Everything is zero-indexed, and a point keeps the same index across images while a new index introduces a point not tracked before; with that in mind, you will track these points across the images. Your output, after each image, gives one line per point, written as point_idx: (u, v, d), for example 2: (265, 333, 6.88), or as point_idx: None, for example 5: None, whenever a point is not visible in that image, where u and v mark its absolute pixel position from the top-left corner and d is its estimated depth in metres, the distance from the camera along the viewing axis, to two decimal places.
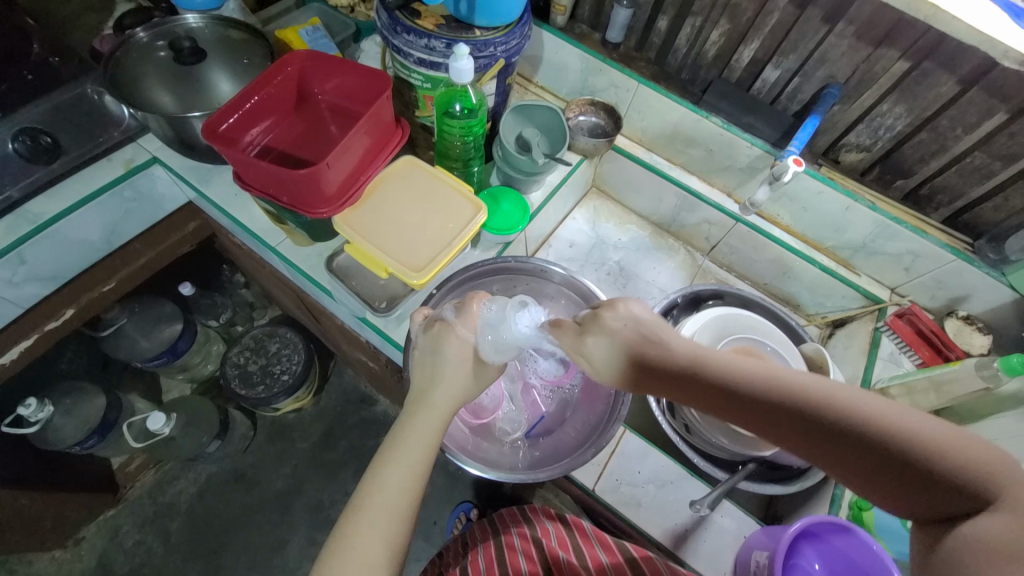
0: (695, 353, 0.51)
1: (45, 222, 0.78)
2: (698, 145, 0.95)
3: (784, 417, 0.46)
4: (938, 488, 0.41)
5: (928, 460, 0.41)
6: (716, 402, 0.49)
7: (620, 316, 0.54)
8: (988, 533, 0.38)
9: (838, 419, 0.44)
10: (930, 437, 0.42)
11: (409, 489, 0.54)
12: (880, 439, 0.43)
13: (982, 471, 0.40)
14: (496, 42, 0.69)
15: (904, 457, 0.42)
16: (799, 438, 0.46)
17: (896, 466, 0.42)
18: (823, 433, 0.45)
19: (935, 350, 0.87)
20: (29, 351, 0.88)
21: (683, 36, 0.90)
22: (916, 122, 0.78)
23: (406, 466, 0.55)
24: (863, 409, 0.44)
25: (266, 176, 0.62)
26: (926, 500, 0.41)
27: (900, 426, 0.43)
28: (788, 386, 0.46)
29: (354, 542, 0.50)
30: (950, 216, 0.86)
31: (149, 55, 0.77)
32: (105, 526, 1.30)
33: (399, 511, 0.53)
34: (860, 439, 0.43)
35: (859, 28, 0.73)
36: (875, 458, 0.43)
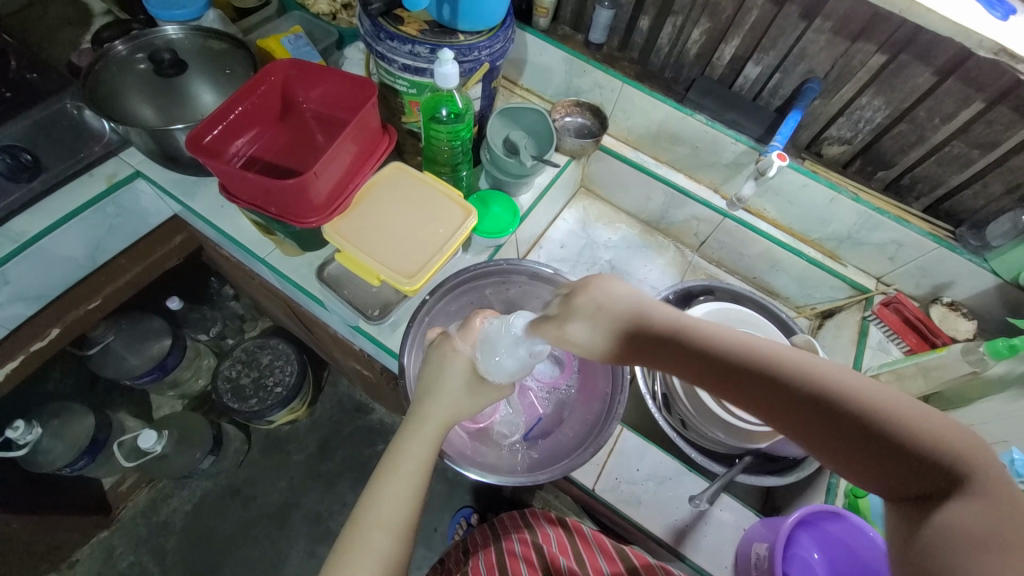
0: (675, 320, 0.49)
1: (28, 241, 0.76)
2: (684, 142, 0.96)
3: (761, 385, 0.44)
4: (912, 469, 0.39)
5: (902, 437, 0.39)
6: (692, 367, 0.47)
7: (600, 291, 0.53)
8: (962, 522, 0.35)
9: (817, 390, 0.42)
10: (910, 417, 0.39)
11: (407, 503, 0.55)
12: (855, 414, 0.40)
13: (962, 457, 0.38)
14: (481, 46, 0.69)
15: (879, 435, 0.40)
16: (771, 408, 0.44)
17: (871, 444, 0.40)
18: (796, 402, 0.42)
19: (922, 338, 0.89)
20: (14, 372, 0.86)
21: (665, 35, 0.90)
22: (895, 114, 0.79)
23: (403, 481, 0.56)
24: (841, 383, 0.41)
25: (253, 187, 0.62)
26: (901, 482, 0.39)
27: (878, 402, 0.40)
28: (765, 355, 0.44)
29: (354, 555, 0.52)
30: (931, 205, 0.87)
31: (129, 68, 0.76)
32: (99, 548, 1.27)
33: (395, 525, 0.54)
34: (836, 414, 0.41)
35: (836, 23, 0.74)
36: (849, 434, 0.40)
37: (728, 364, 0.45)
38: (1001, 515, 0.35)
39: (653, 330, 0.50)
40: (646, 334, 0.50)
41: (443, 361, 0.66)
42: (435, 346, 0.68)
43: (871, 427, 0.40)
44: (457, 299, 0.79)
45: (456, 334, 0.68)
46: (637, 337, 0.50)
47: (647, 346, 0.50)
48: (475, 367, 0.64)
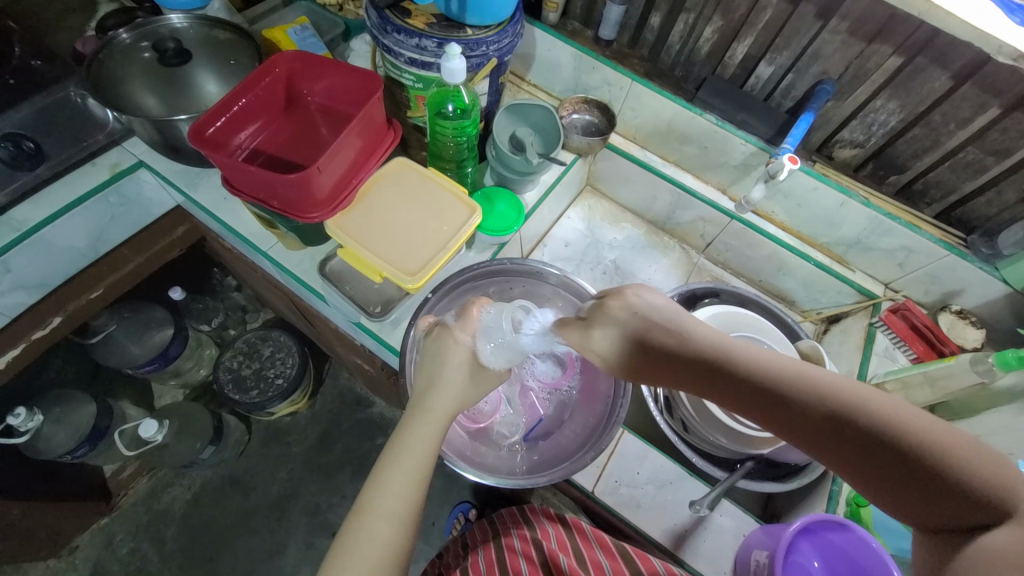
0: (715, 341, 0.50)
1: (29, 230, 0.75)
2: (692, 142, 0.95)
3: (800, 411, 0.45)
4: (950, 494, 0.40)
5: (939, 462, 0.41)
6: (731, 392, 0.49)
7: (634, 304, 0.52)
8: (999, 546, 0.37)
9: (858, 416, 0.43)
10: (949, 446, 0.41)
11: (411, 494, 0.54)
12: (896, 440, 0.42)
13: (1000, 484, 0.39)
14: (489, 41, 0.68)
15: (921, 462, 0.41)
16: (811, 435, 0.45)
17: (911, 470, 0.41)
18: (837, 429, 0.44)
19: (929, 346, 0.87)
20: (16, 360, 0.86)
21: (676, 33, 0.89)
22: (910, 117, 0.78)
23: (407, 470, 0.54)
24: (880, 408, 0.43)
25: (256, 180, 0.61)
26: (939, 506, 0.40)
27: (915, 430, 0.42)
28: (808, 381, 0.46)
29: (357, 548, 0.50)
30: (943, 211, 0.86)
31: (133, 56, 0.75)
32: (99, 534, 1.28)
33: (398, 515, 0.52)
34: (877, 440, 0.43)
35: (852, 23, 0.73)
36: (889, 460, 0.42)
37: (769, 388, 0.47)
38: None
39: (690, 350, 0.50)
40: (683, 354, 0.50)
41: (442, 353, 0.63)
42: (433, 339, 0.65)
43: (911, 452, 0.41)
44: (460, 297, 0.79)
45: (451, 325, 0.65)
46: (674, 357, 0.51)
47: (682, 367, 0.51)
48: (476, 361, 0.63)
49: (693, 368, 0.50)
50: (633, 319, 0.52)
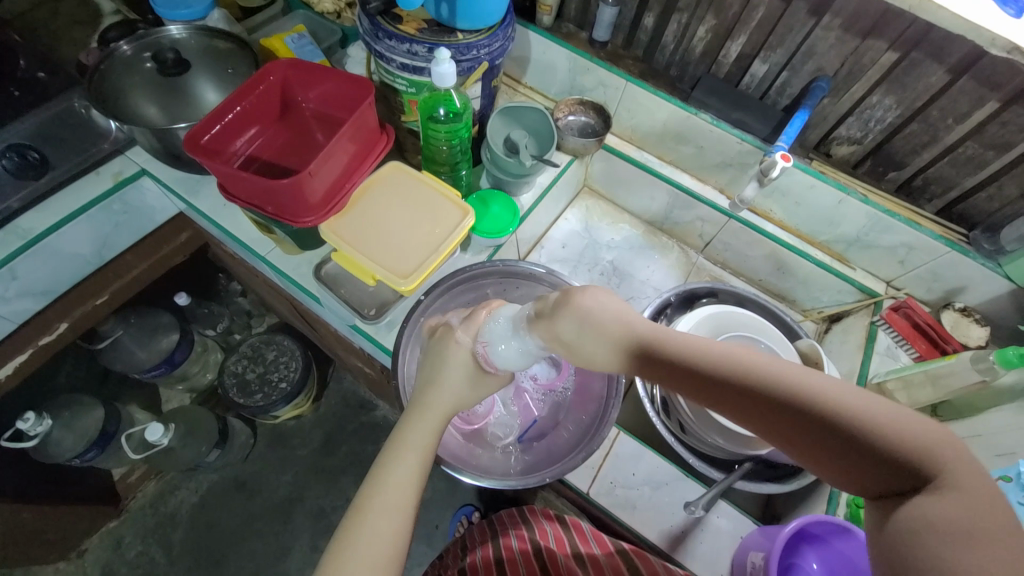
0: (654, 335, 0.49)
1: (35, 237, 0.78)
2: (689, 142, 0.95)
3: (741, 398, 0.44)
4: (889, 467, 0.39)
5: (875, 438, 0.39)
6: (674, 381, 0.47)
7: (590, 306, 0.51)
8: (931, 518, 0.36)
9: (797, 400, 0.41)
10: (884, 419, 0.39)
11: (413, 484, 0.55)
12: (835, 418, 0.40)
13: (937, 452, 0.38)
14: (480, 45, 0.69)
15: (862, 440, 0.39)
16: (757, 419, 0.43)
17: (854, 448, 0.40)
18: (775, 415, 0.42)
19: (932, 344, 0.86)
20: (23, 365, 0.88)
21: (670, 33, 0.89)
22: (907, 113, 0.77)
23: (407, 462, 0.56)
24: (820, 389, 0.41)
25: (250, 186, 0.62)
26: (880, 480, 0.39)
27: (850, 406, 0.40)
28: (751, 367, 0.43)
29: (360, 539, 0.50)
30: (944, 207, 0.85)
31: (135, 67, 0.77)
32: (108, 537, 1.30)
33: (399, 503, 0.53)
34: (816, 418, 0.41)
35: (846, 20, 0.72)
36: (832, 439, 0.40)
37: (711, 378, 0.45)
38: (969, 507, 0.36)
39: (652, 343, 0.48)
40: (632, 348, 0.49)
41: (444, 355, 0.65)
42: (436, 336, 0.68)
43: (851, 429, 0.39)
44: (454, 298, 0.79)
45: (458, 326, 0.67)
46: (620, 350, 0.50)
47: (629, 358, 0.50)
48: (474, 362, 0.63)
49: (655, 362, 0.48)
50: (585, 317, 0.51)
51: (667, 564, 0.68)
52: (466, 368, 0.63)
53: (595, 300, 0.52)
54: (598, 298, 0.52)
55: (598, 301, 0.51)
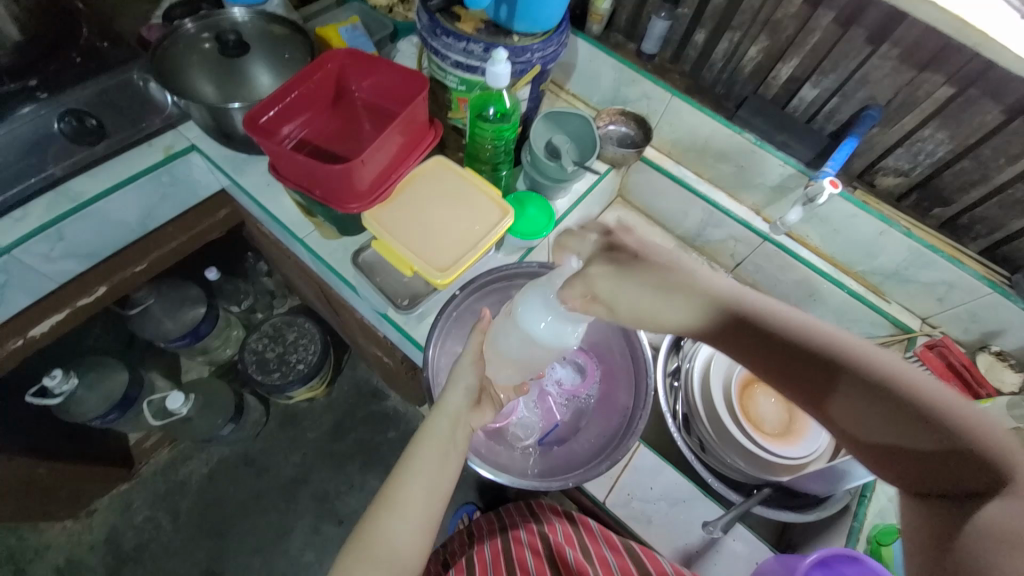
0: (730, 293, 0.51)
1: (84, 201, 0.80)
2: (729, 160, 0.94)
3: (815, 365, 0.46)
4: (959, 461, 0.39)
5: (939, 426, 0.41)
6: (747, 342, 0.49)
7: (635, 251, 0.54)
8: (996, 518, 0.36)
9: (867, 374, 0.44)
10: (951, 410, 0.41)
11: (429, 494, 0.59)
12: (904, 399, 0.42)
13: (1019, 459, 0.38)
14: (534, 49, 0.70)
15: (931, 424, 0.41)
16: (822, 394, 0.46)
17: (924, 434, 0.41)
18: (847, 389, 0.45)
19: (964, 386, 0.84)
20: (59, 325, 0.91)
21: (720, 51, 0.89)
22: (959, 149, 0.76)
23: (413, 483, 0.59)
24: (897, 373, 0.44)
25: (301, 168, 0.63)
26: (942, 475, 0.40)
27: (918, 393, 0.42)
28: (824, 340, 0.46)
29: (377, 540, 0.55)
30: (988, 248, 0.83)
31: (195, 46, 0.79)
32: (117, 499, 1.33)
33: (407, 524, 0.56)
34: (887, 400, 0.43)
35: (904, 50, 0.71)
36: (899, 421, 0.42)
37: (779, 344, 0.47)
38: None
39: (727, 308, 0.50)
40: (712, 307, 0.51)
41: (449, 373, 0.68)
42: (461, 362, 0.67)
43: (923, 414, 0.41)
44: (485, 297, 0.79)
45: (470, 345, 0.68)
46: (695, 309, 0.51)
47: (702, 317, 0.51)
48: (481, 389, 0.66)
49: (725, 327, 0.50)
50: (635, 264, 0.53)
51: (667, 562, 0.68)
52: (468, 392, 0.65)
53: (666, 259, 0.53)
54: (655, 253, 0.54)
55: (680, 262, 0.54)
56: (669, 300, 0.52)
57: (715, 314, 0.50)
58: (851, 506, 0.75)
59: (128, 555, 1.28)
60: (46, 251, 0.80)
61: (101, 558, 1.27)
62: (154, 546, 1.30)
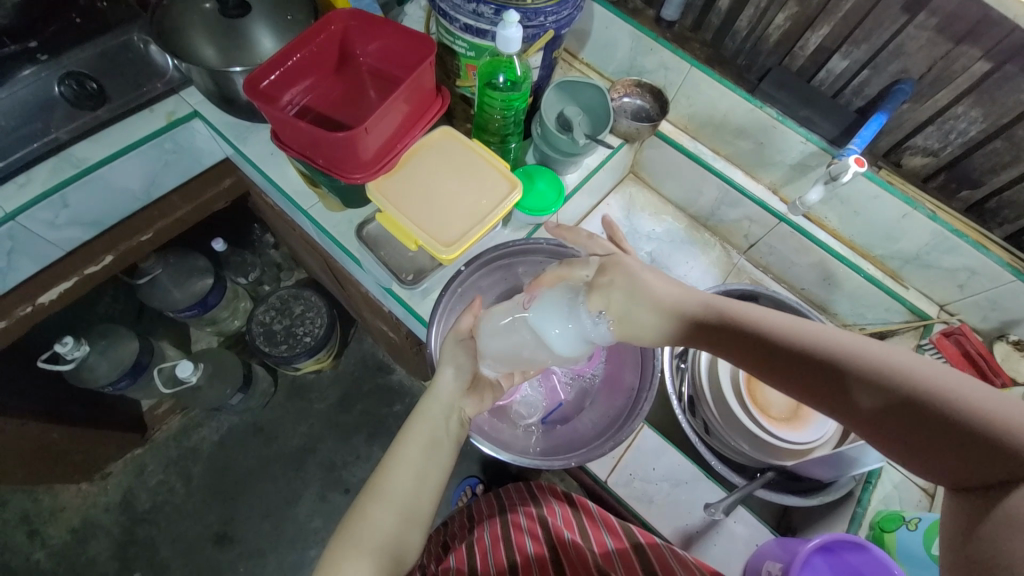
0: (737, 312, 0.54)
1: (88, 167, 0.79)
2: (748, 136, 0.91)
3: (824, 375, 0.48)
4: (980, 452, 0.41)
5: (960, 416, 0.42)
6: (755, 359, 0.52)
7: (637, 275, 0.60)
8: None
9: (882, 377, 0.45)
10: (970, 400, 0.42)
11: (418, 483, 0.60)
12: (921, 396, 0.44)
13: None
14: (547, 12, 0.66)
15: (946, 418, 0.43)
16: (837, 400, 0.48)
17: (946, 432, 0.42)
18: (860, 391, 0.46)
19: (979, 374, 0.82)
20: (67, 293, 0.91)
21: (745, 18, 0.84)
22: (992, 128, 0.72)
23: (404, 471, 0.60)
24: (913, 367, 0.45)
25: (303, 136, 0.62)
26: (968, 471, 0.42)
27: (937, 387, 0.43)
28: (834, 347, 0.48)
29: (365, 526, 0.56)
30: (1014, 233, 0.80)
31: (194, 6, 0.76)
32: (132, 463, 1.37)
33: (396, 512, 0.58)
34: (908, 398, 0.44)
35: (942, 20, 0.66)
36: (914, 416, 0.44)
37: (793, 357, 0.50)
38: None
39: (738, 325, 0.54)
40: (723, 326, 0.54)
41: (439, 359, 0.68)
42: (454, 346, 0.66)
43: (938, 410, 0.43)
44: (489, 275, 0.78)
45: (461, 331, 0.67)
46: (702, 327, 0.56)
47: (709, 335, 0.55)
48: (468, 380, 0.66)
49: (738, 344, 0.53)
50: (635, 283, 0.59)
51: (676, 551, 0.66)
52: (459, 375, 0.65)
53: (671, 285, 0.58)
54: (653, 279, 0.59)
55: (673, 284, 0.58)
56: (669, 321, 0.57)
57: (724, 331, 0.54)
58: (854, 492, 0.75)
59: (143, 516, 1.33)
60: (50, 217, 0.80)
61: (117, 518, 1.32)
62: (167, 508, 1.34)
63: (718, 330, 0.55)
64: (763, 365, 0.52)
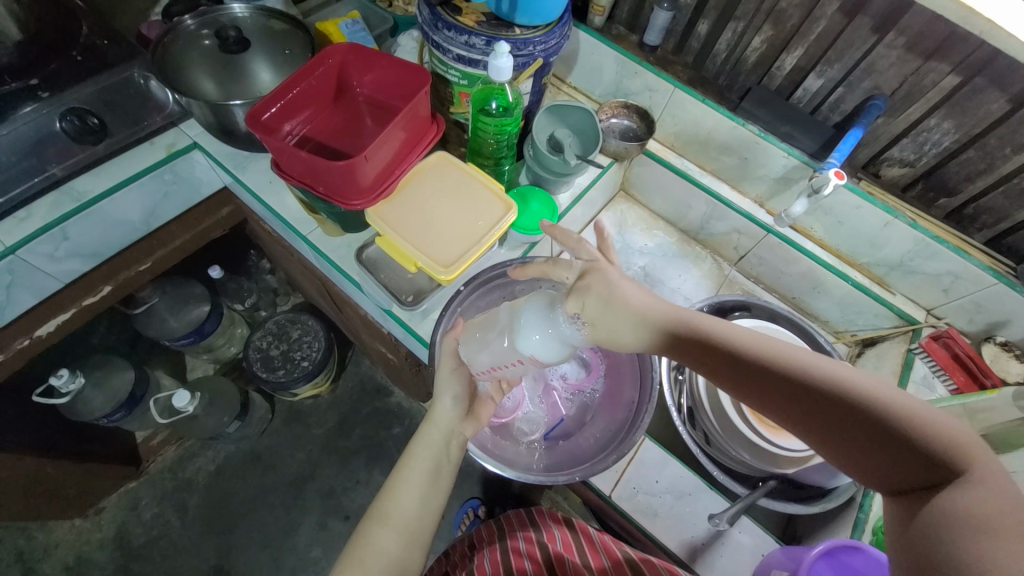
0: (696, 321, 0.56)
1: (89, 200, 0.80)
2: (732, 152, 0.94)
3: (780, 387, 0.50)
4: (910, 459, 0.44)
5: (898, 422, 0.45)
6: (707, 363, 0.54)
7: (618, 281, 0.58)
8: (962, 505, 0.40)
9: (824, 384, 0.48)
10: (907, 408, 0.45)
11: (418, 507, 0.60)
12: (859, 402, 0.46)
13: (963, 450, 0.43)
14: (536, 41, 0.69)
15: (885, 422, 0.45)
16: (782, 403, 0.50)
17: (884, 435, 0.45)
18: (812, 401, 0.48)
19: (970, 376, 0.85)
20: (66, 324, 0.91)
21: (724, 41, 0.88)
22: (965, 138, 0.75)
23: (407, 499, 0.60)
24: (854, 380, 0.48)
25: (305, 166, 0.63)
26: (904, 473, 0.44)
27: (875, 395, 0.46)
28: (781, 355, 0.51)
29: (369, 552, 0.57)
30: (994, 238, 0.83)
31: (194, 43, 0.79)
32: (126, 496, 1.34)
33: (400, 536, 0.58)
34: (848, 404, 0.47)
35: (910, 39, 0.70)
36: (854, 423, 0.46)
37: (743, 363, 0.52)
38: (1000, 499, 0.40)
39: (695, 333, 0.55)
40: (682, 334, 0.55)
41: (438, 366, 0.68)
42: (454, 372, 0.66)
43: (879, 418, 0.45)
44: (487, 294, 0.79)
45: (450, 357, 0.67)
46: (662, 336, 0.56)
47: (671, 343, 0.56)
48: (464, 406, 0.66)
49: (694, 349, 0.54)
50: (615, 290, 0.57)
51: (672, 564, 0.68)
52: (457, 402, 0.65)
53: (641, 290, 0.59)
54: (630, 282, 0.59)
55: (643, 288, 0.59)
56: (637, 327, 0.57)
57: (684, 338, 0.55)
58: (855, 497, 0.75)
59: (138, 551, 1.29)
60: (50, 250, 0.80)
61: (111, 554, 1.28)
62: (163, 542, 1.31)
63: (677, 339, 0.55)
64: (716, 370, 0.53)
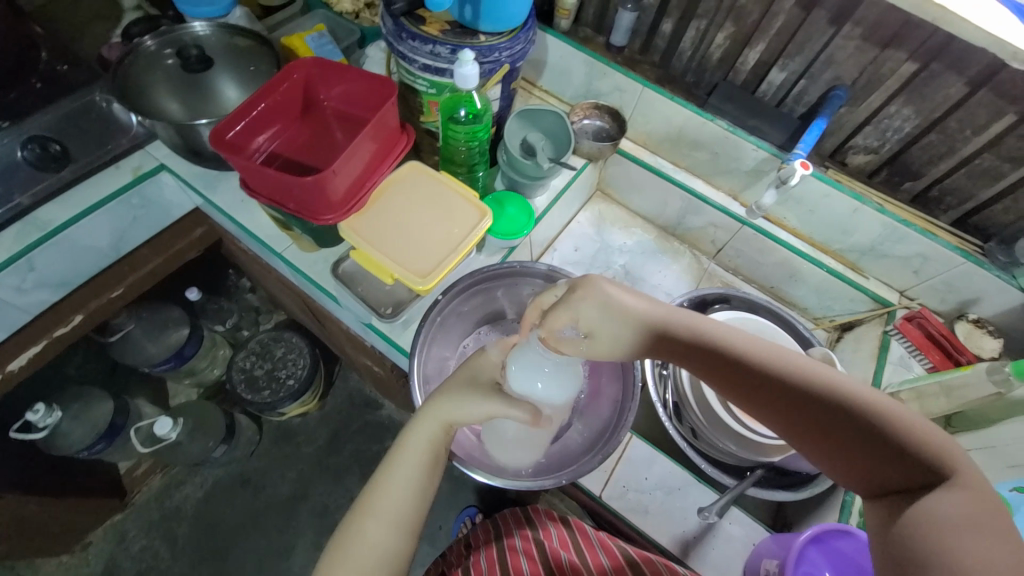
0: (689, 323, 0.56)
1: (54, 230, 0.78)
2: (703, 148, 0.95)
3: (770, 387, 0.51)
4: (894, 462, 0.45)
5: (884, 427, 0.46)
6: (701, 362, 0.55)
7: (612, 295, 0.56)
8: (943, 508, 0.42)
9: (814, 387, 0.49)
10: (895, 414, 0.46)
11: (415, 499, 0.58)
12: (846, 407, 0.47)
13: (945, 456, 0.44)
14: (502, 47, 0.69)
15: (873, 426, 0.46)
16: (771, 403, 0.51)
17: (869, 439, 0.46)
18: (801, 404, 0.49)
19: (945, 354, 0.87)
20: (39, 356, 0.88)
21: (688, 39, 0.89)
22: (925, 123, 0.77)
23: (402, 490, 0.58)
24: (843, 386, 0.48)
25: (272, 183, 0.63)
26: (888, 475, 0.46)
27: (864, 400, 0.47)
28: (771, 357, 0.52)
29: (360, 541, 0.56)
30: (960, 218, 0.85)
31: (156, 63, 0.77)
32: (112, 530, 1.30)
33: (392, 527, 0.57)
34: (836, 409, 0.48)
35: (866, 30, 0.72)
36: (840, 426, 0.48)
37: (736, 364, 0.52)
38: (975, 502, 0.42)
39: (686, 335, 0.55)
40: (674, 335, 0.55)
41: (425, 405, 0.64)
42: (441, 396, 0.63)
43: (866, 423, 0.47)
44: (468, 300, 0.79)
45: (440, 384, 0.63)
46: (654, 338, 0.56)
47: (664, 344, 0.56)
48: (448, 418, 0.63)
49: (685, 350, 0.55)
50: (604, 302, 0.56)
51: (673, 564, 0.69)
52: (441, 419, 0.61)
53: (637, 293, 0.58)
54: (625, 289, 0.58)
55: (643, 293, 0.58)
56: (627, 331, 0.56)
57: (677, 339, 0.55)
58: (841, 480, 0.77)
59: None
60: (17, 283, 0.78)
61: None
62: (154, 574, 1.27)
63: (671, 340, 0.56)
64: (709, 369, 0.54)
